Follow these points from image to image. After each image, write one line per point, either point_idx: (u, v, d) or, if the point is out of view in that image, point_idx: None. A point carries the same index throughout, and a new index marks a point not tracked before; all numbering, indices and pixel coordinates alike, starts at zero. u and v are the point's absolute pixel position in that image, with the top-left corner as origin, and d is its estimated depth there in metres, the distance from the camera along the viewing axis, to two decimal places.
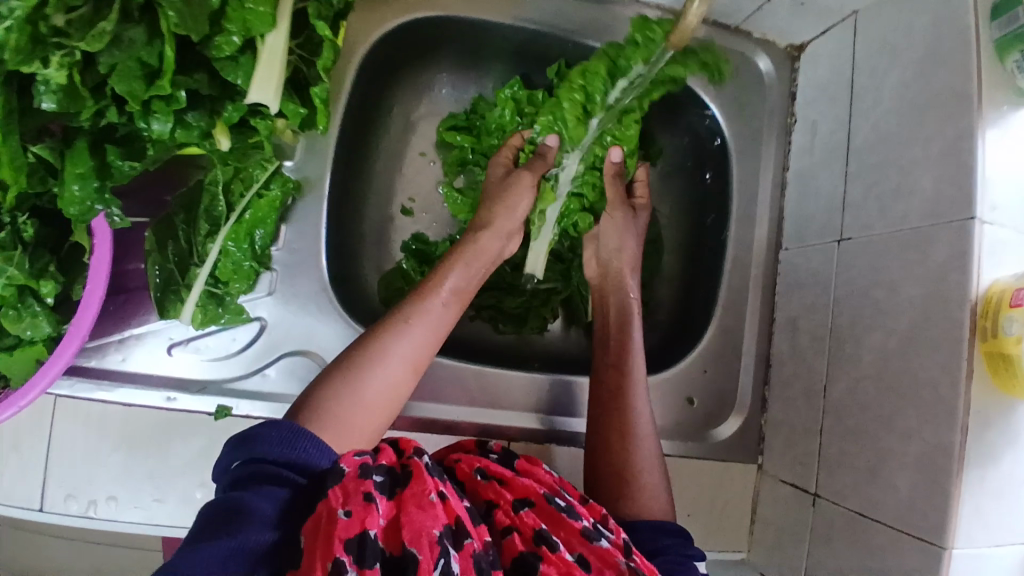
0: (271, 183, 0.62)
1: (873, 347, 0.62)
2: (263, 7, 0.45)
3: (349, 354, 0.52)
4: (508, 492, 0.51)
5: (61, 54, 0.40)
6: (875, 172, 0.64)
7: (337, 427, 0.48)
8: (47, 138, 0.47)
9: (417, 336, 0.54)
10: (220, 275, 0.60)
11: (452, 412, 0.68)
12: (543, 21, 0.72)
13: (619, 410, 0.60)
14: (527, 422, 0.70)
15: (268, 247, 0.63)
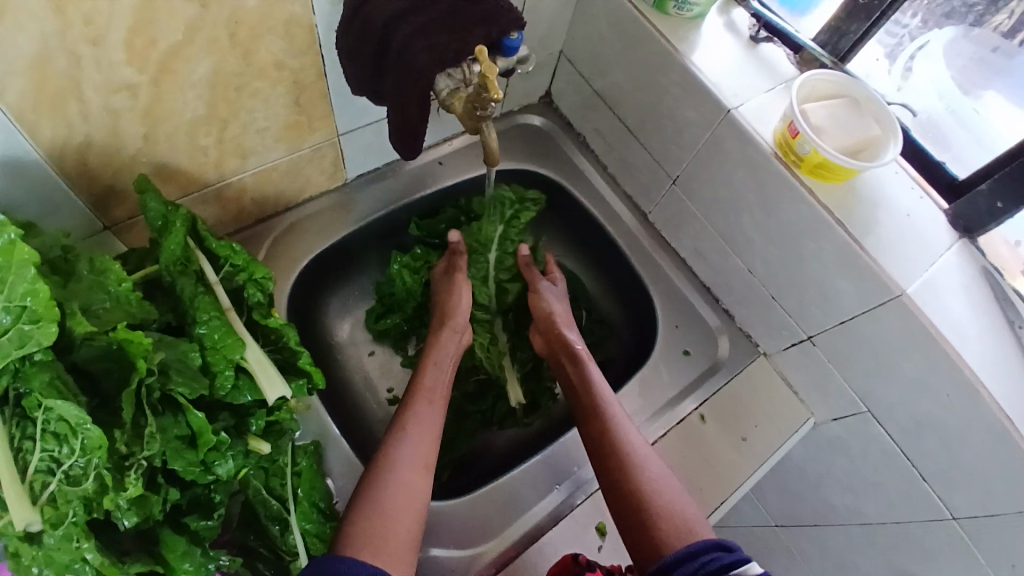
0: (298, 458, 0.69)
1: (752, 223, 0.80)
2: (229, 338, 0.55)
3: (367, 475, 0.66)
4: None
5: (134, 471, 0.46)
6: (656, 128, 0.85)
7: (370, 539, 0.60)
8: (131, 553, 0.50)
9: (416, 439, 0.69)
10: (317, 551, 0.66)
11: (494, 543, 0.75)
12: (381, 206, 0.87)
13: (613, 445, 0.72)
14: (552, 501, 0.78)
15: (331, 505, 0.70)
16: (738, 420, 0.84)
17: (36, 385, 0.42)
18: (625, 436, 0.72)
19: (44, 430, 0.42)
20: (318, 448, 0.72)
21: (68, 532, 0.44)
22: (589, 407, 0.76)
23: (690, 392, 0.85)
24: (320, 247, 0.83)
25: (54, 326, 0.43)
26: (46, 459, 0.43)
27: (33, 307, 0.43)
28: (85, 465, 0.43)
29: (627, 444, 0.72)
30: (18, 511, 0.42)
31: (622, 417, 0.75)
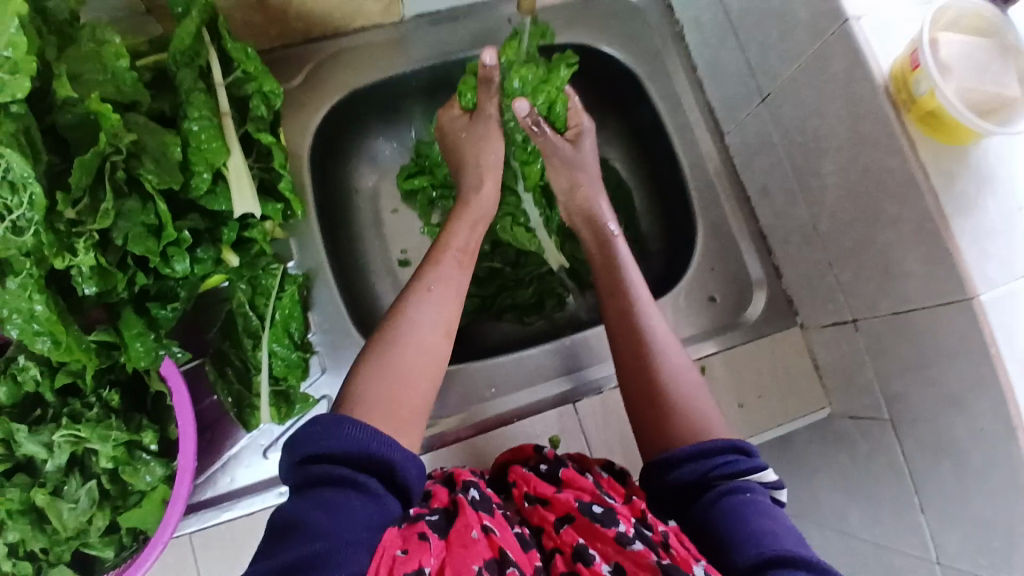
0: (284, 284, 0.70)
1: (831, 170, 0.67)
2: (216, 143, 0.54)
3: (381, 334, 0.62)
4: (552, 512, 0.57)
5: (83, 240, 0.48)
6: (759, 30, 0.71)
7: (381, 405, 0.57)
8: (98, 324, 0.55)
9: (438, 302, 0.65)
10: (279, 373, 0.69)
11: (484, 408, 0.76)
12: (432, 56, 0.81)
13: (634, 330, 0.69)
14: (551, 390, 0.77)
15: (305, 336, 0.72)
16: (744, 384, 0.77)
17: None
18: (647, 323, 0.69)
19: (1, 178, 0.44)
20: (307, 280, 0.73)
21: (23, 282, 0.47)
22: (614, 287, 0.73)
23: (705, 338, 0.78)
24: (361, 85, 0.79)
25: (27, 80, 0.43)
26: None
27: (14, 59, 0.43)
28: (26, 220, 0.45)
29: (648, 331, 0.68)
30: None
31: (650, 304, 0.71)
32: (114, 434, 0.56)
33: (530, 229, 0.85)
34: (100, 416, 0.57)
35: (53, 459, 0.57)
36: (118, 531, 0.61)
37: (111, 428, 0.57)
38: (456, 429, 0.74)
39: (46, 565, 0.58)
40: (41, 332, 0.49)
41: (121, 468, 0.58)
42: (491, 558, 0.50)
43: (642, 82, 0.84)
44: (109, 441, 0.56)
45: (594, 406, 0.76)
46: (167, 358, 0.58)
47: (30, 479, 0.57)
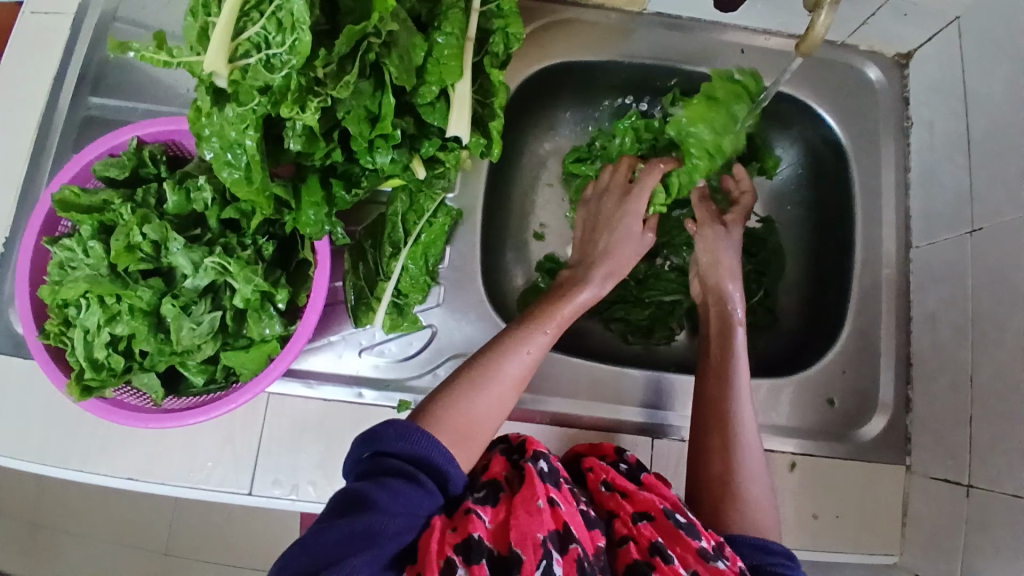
0: (438, 212, 0.72)
1: (1015, 329, 0.63)
2: (453, 62, 0.56)
3: (471, 369, 0.61)
4: (630, 505, 0.60)
5: (318, 101, 0.50)
6: (997, 161, 0.66)
7: (450, 435, 0.56)
8: (279, 177, 0.57)
9: (529, 360, 0.63)
10: (403, 288, 0.71)
11: (562, 405, 0.76)
12: (651, 56, 0.80)
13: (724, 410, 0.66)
14: (628, 415, 0.76)
15: (437, 265, 0.73)
16: (825, 496, 0.73)
17: None
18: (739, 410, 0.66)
19: (273, 14, 0.48)
20: (457, 218, 0.74)
21: (243, 115, 0.50)
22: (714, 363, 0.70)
23: (796, 434, 0.75)
24: (576, 58, 0.80)
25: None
26: (260, 37, 0.48)
27: None
28: (285, 61, 0.48)
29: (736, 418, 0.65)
30: (214, 58, 0.48)
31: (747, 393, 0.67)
32: (258, 279, 0.60)
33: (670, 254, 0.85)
34: (252, 258, 0.61)
35: (195, 278, 0.61)
36: (213, 365, 0.66)
37: (255, 272, 0.60)
38: (531, 411, 0.75)
39: (137, 368, 0.63)
40: (230, 166, 0.53)
41: (250, 310, 0.61)
42: (554, 529, 0.51)
43: (848, 161, 0.80)
44: (252, 283, 0.60)
45: (669, 447, 0.76)
46: (327, 235, 0.61)
47: (164, 286, 0.62)
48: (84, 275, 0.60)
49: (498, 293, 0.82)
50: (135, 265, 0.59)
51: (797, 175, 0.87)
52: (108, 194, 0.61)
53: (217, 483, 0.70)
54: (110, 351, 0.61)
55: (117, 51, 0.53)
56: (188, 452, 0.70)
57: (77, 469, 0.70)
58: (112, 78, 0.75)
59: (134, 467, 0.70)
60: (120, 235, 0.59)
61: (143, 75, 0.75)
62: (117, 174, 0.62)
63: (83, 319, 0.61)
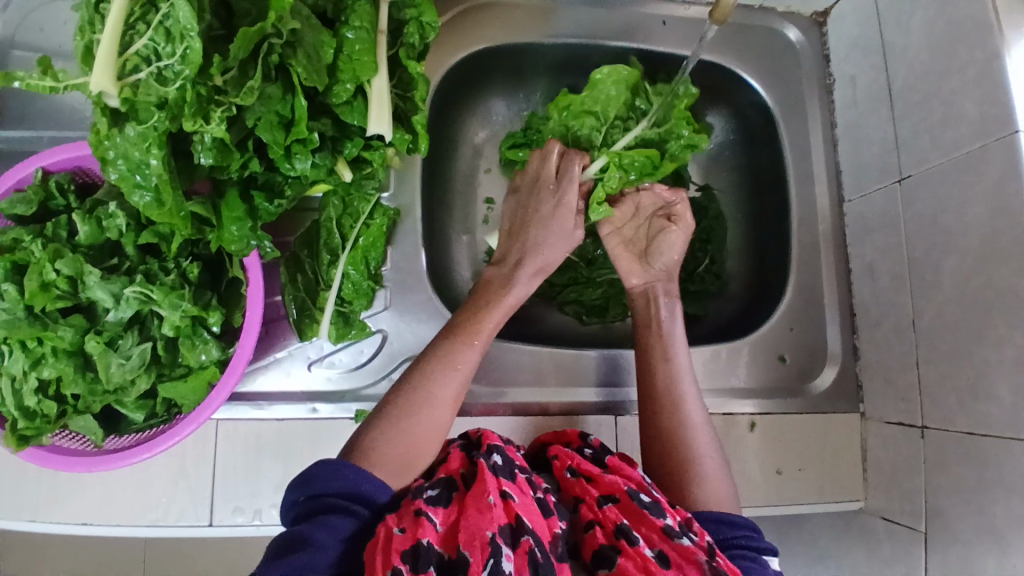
0: (374, 214, 0.69)
1: (951, 269, 0.64)
2: (367, 57, 0.54)
3: (399, 395, 0.60)
4: (595, 489, 0.60)
5: (221, 110, 0.47)
6: (921, 107, 0.68)
7: (386, 465, 0.57)
8: (197, 195, 0.54)
9: (458, 378, 0.62)
10: (346, 296, 0.68)
11: (523, 394, 0.75)
12: (576, 35, 0.79)
13: (672, 400, 0.67)
14: (586, 397, 0.76)
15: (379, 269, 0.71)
16: (788, 451, 0.75)
17: None
18: (686, 397, 0.67)
19: (160, 23, 0.45)
20: (397, 217, 0.72)
21: (145, 133, 0.47)
22: (658, 352, 0.70)
23: (754, 395, 0.76)
24: (500, 42, 0.78)
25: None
26: (149, 49, 0.45)
27: None
28: (178, 72, 0.45)
29: (684, 406, 0.67)
30: (99, 78, 0.45)
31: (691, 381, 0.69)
32: (185, 306, 0.57)
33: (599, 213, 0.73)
34: (177, 284, 0.57)
35: (117, 311, 0.57)
36: (154, 399, 0.62)
37: (183, 297, 0.57)
38: (492, 405, 0.74)
39: (71, 412, 0.59)
40: (143, 188, 0.49)
41: (181, 339, 0.58)
42: (506, 524, 0.51)
43: (777, 122, 0.81)
44: (179, 310, 0.57)
45: (631, 423, 0.76)
46: (255, 251, 0.58)
47: (87, 323, 0.58)
48: (0, 320, 0.55)
49: (447, 290, 0.80)
50: (52, 305, 0.55)
51: (731, 141, 0.87)
52: (17, 232, 0.57)
53: (175, 519, 0.67)
54: (41, 397, 0.57)
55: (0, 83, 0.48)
56: (143, 489, 0.67)
57: (30, 520, 0.66)
58: (15, 108, 0.70)
59: (86, 512, 0.66)
60: (32, 274, 0.55)
61: (46, 102, 0.70)
62: (25, 212, 0.57)
63: (8, 366, 0.57)
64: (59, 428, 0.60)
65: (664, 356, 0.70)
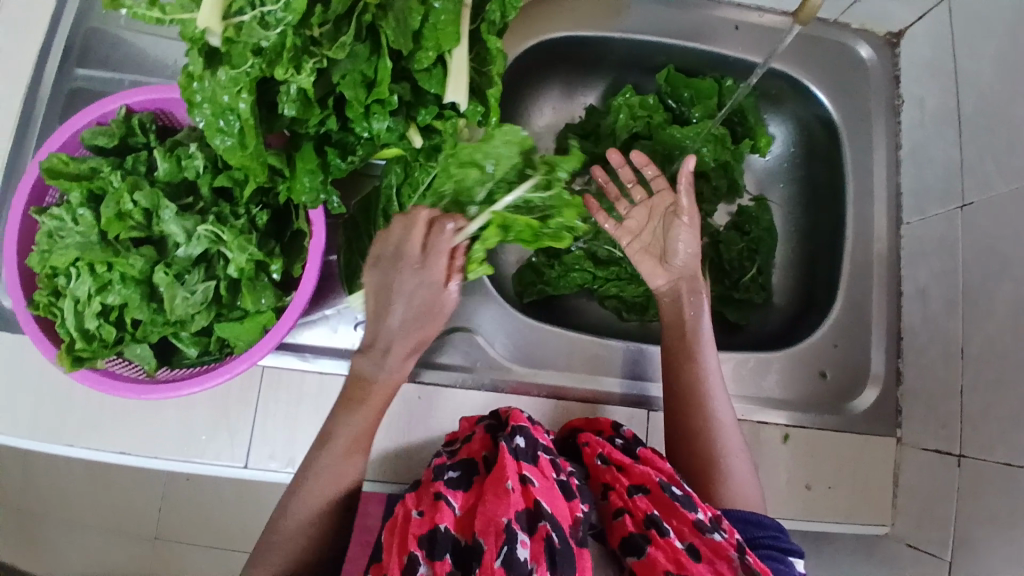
0: None
1: (1005, 297, 0.63)
2: (449, 26, 0.55)
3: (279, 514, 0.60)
4: (626, 478, 0.61)
5: (313, 62, 0.49)
6: (987, 132, 0.67)
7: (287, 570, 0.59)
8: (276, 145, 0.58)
9: (330, 488, 0.60)
10: None
11: (559, 378, 0.76)
12: (646, 33, 0.80)
13: (699, 401, 0.67)
14: (622, 389, 0.77)
15: None
16: (819, 467, 0.74)
17: None
18: (712, 399, 0.67)
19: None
20: None
21: (236, 77, 0.50)
22: (686, 352, 0.69)
23: (791, 407, 0.75)
24: (570, 33, 0.79)
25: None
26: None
27: None
28: (280, 18, 0.48)
29: (711, 408, 0.67)
30: (206, 13, 0.48)
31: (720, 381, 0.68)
32: (252, 249, 0.59)
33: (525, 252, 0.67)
34: (245, 228, 0.60)
35: (187, 247, 0.60)
36: (207, 336, 0.65)
37: (250, 241, 0.59)
38: (525, 384, 0.75)
39: (127, 339, 0.62)
40: (224, 133, 0.53)
41: (243, 280, 0.60)
42: (524, 509, 0.52)
43: (840, 139, 0.81)
44: (246, 253, 0.59)
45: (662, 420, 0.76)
46: (323, 205, 0.60)
47: (156, 255, 0.61)
48: (74, 242, 0.59)
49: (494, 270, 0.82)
50: (126, 233, 0.59)
51: (790, 154, 0.87)
52: (97, 162, 0.60)
53: (211, 458, 0.69)
54: (102, 321, 0.60)
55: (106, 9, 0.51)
56: (183, 425, 0.70)
57: (69, 443, 0.69)
58: (100, 49, 0.73)
59: (127, 441, 0.69)
60: (111, 202, 0.58)
61: (132, 46, 0.74)
62: (105, 143, 0.61)
63: (73, 289, 0.59)
64: (113, 355, 0.63)
65: (691, 355, 0.69)
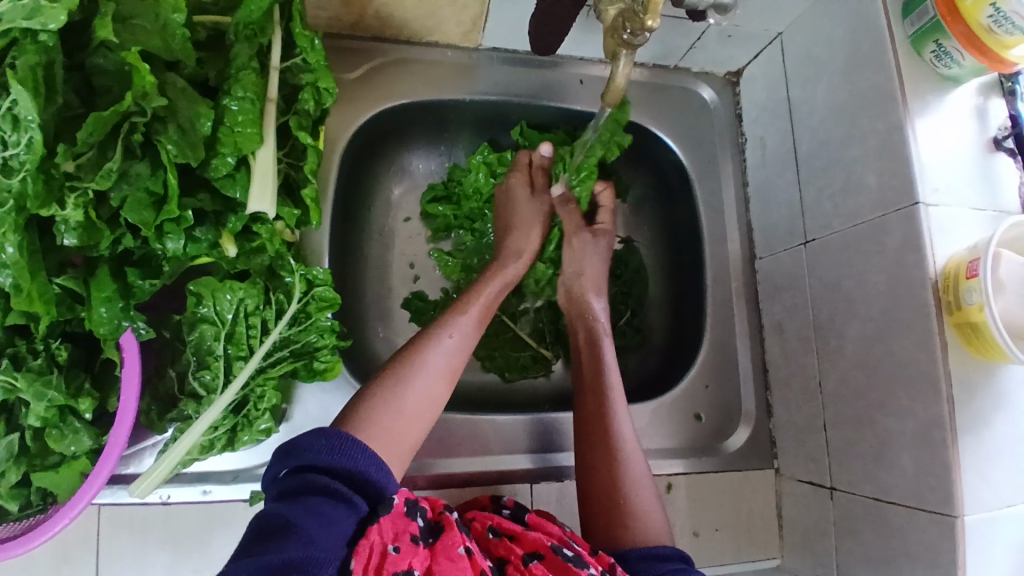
0: (286, 274, 0.63)
1: (855, 334, 0.65)
2: (251, 129, 0.51)
3: (358, 404, 0.58)
4: (519, 547, 0.58)
5: (76, 195, 0.44)
6: (825, 174, 0.69)
7: (386, 431, 0.56)
8: (71, 269, 0.51)
9: (435, 369, 0.62)
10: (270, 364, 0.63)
11: (455, 464, 0.72)
12: (496, 91, 0.79)
13: (601, 428, 0.67)
14: (516, 463, 0.74)
15: (295, 330, 0.64)
16: (705, 512, 0.74)
17: (20, 61, 0.41)
18: (615, 427, 0.67)
19: (7, 110, 0.41)
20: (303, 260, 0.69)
21: (1, 218, 0.42)
22: (590, 381, 0.71)
23: (675, 455, 0.75)
24: (418, 97, 0.76)
25: (64, 13, 0.41)
26: None
27: None
28: (19, 162, 0.42)
29: (614, 433, 0.66)
30: None
31: (621, 406, 0.68)
32: (51, 395, 0.53)
33: (273, 400, 0.64)
34: (43, 368, 0.54)
35: None
36: (27, 487, 0.57)
37: (50, 384, 0.53)
38: (405, 478, 0.70)
39: None
40: (4, 269, 0.45)
41: (47, 430, 0.54)
42: None
43: (691, 182, 0.82)
44: (44, 400, 0.53)
45: (549, 489, 0.74)
46: (129, 331, 0.54)
47: None
48: None
49: (361, 351, 0.78)
50: None
51: (649, 196, 0.88)
52: None
53: None
54: None
55: None
56: None
57: None
58: None
59: None
60: None
61: None
62: None
63: None
64: None
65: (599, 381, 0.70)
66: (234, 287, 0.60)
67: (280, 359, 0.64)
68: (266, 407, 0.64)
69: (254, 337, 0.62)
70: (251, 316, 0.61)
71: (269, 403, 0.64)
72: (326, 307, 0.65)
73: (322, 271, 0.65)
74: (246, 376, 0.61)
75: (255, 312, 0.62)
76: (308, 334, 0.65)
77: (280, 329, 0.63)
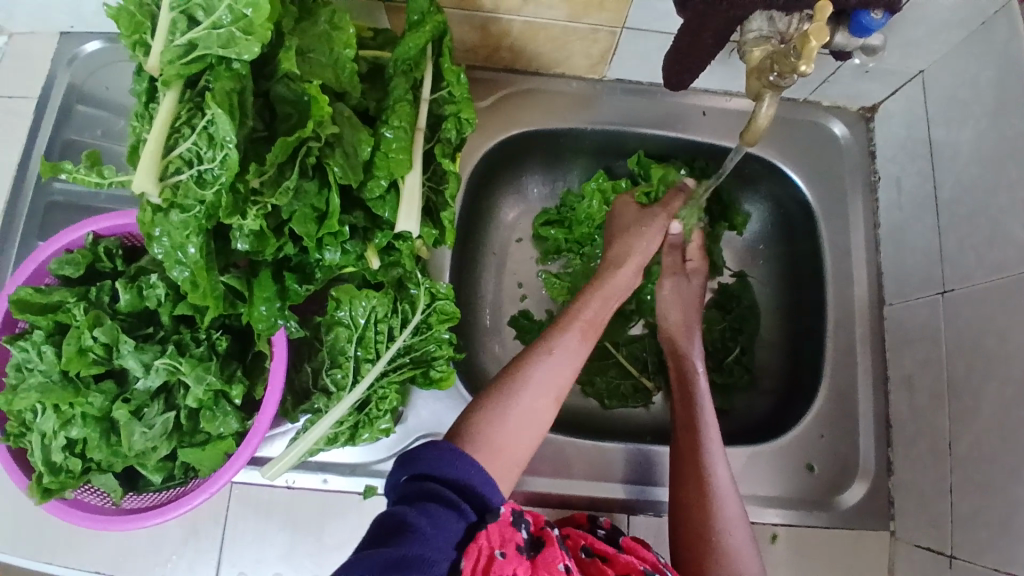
0: (414, 286, 0.68)
1: (992, 395, 0.61)
2: (402, 156, 0.55)
3: (470, 417, 0.60)
4: (611, 569, 0.58)
5: (256, 209, 0.50)
6: (969, 222, 0.65)
7: (492, 445, 0.57)
8: (236, 270, 0.56)
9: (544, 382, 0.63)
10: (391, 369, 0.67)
11: (547, 483, 0.73)
12: (617, 121, 0.80)
13: (694, 465, 0.66)
14: (612, 491, 0.73)
15: (417, 339, 0.68)
16: (810, 566, 0.71)
17: (218, 87, 0.47)
18: (709, 462, 0.65)
19: (203, 128, 0.48)
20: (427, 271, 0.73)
21: (187, 221, 0.50)
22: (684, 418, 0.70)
23: (781, 503, 0.72)
24: (539, 125, 0.79)
25: (257, 44, 0.46)
26: (192, 152, 0.49)
27: (251, 19, 0.46)
28: (216, 177, 0.48)
29: (708, 468, 0.65)
30: (142, 178, 0.48)
31: (717, 445, 0.67)
32: (210, 379, 0.60)
33: (394, 403, 0.68)
34: (204, 355, 0.60)
35: (146, 380, 0.60)
36: (173, 460, 0.64)
37: (208, 370, 0.60)
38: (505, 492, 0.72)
39: (94, 469, 0.61)
40: (182, 264, 0.51)
41: (202, 411, 0.61)
42: None
43: (816, 220, 0.79)
44: (204, 383, 0.60)
45: (643, 520, 0.73)
46: (282, 328, 0.60)
47: (117, 389, 0.60)
48: (37, 383, 0.58)
49: (472, 364, 0.81)
50: (86, 369, 0.58)
51: (768, 232, 0.86)
52: (63, 294, 0.60)
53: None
54: (68, 454, 0.60)
55: (48, 175, 0.55)
56: (155, 544, 0.69)
57: (47, 561, 0.68)
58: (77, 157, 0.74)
59: (106, 561, 0.68)
60: (71, 339, 0.58)
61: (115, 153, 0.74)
62: (72, 272, 0.61)
63: (40, 423, 0.59)
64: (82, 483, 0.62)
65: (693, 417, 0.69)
66: (370, 297, 0.65)
67: (402, 366, 0.69)
68: (386, 409, 0.68)
69: (382, 343, 0.66)
70: (381, 321, 0.66)
71: (389, 406, 0.68)
72: (448, 319, 0.69)
73: (446, 286, 0.69)
74: (372, 378, 0.66)
75: (385, 319, 0.66)
76: (429, 344, 0.69)
77: (407, 336, 0.67)
